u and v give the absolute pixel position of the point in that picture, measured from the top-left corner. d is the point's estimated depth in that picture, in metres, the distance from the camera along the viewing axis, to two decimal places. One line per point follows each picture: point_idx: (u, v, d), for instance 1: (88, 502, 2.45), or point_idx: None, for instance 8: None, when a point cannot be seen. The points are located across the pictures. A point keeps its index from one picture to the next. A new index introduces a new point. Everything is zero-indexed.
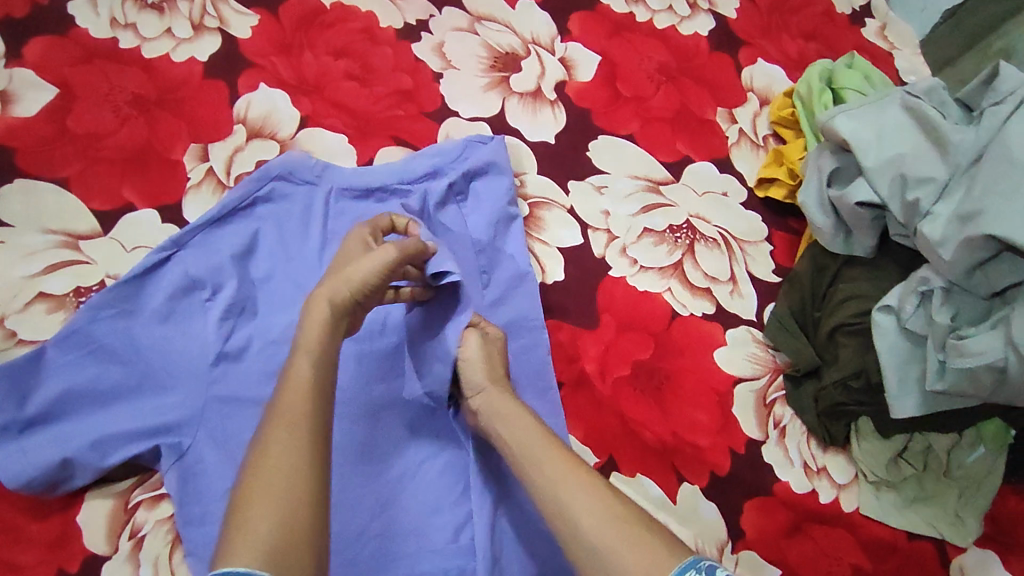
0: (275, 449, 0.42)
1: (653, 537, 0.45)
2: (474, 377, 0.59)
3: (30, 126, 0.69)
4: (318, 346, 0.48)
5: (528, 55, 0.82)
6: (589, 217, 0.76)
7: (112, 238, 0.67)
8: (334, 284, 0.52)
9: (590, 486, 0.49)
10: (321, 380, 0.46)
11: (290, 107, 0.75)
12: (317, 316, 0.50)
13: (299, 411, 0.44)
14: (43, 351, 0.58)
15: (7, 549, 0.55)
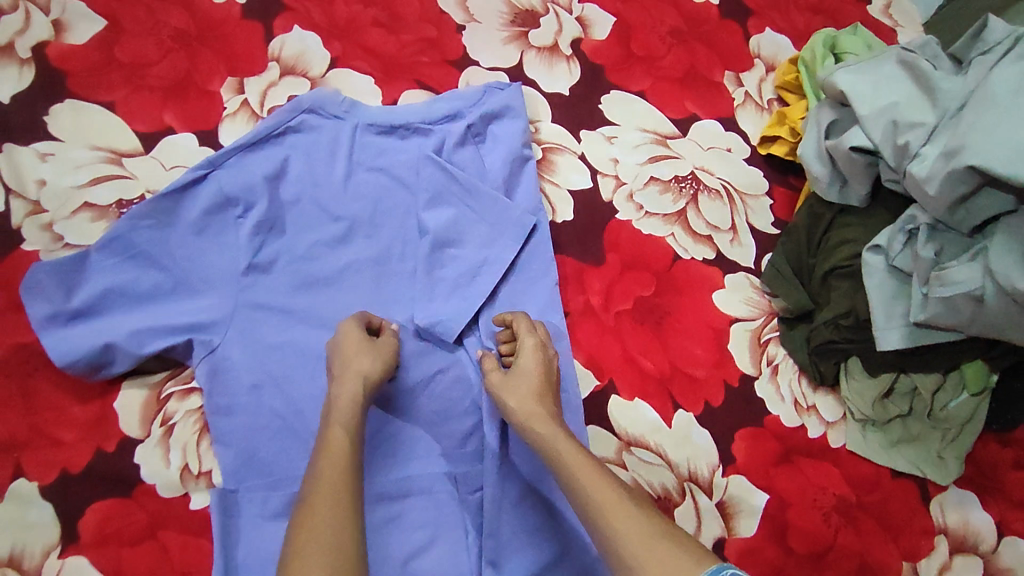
0: (320, 507, 0.47)
1: (670, 543, 0.44)
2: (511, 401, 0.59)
3: (79, 53, 0.74)
4: (351, 420, 0.55)
5: (547, 13, 0.86)
6: (599, 163, 0.80)
7: (153, 157, 0.71)
8: (358, 364, 0.59)
9: (605, 490, 0.48)
10: (353, 445, 0.52)
11: (321, 49, 0.79)
12: (349, 389, 0.57)
13: (338, 473, 0.49)
14: (87, 254, 0.63)
15: (51, 427, 0.60)
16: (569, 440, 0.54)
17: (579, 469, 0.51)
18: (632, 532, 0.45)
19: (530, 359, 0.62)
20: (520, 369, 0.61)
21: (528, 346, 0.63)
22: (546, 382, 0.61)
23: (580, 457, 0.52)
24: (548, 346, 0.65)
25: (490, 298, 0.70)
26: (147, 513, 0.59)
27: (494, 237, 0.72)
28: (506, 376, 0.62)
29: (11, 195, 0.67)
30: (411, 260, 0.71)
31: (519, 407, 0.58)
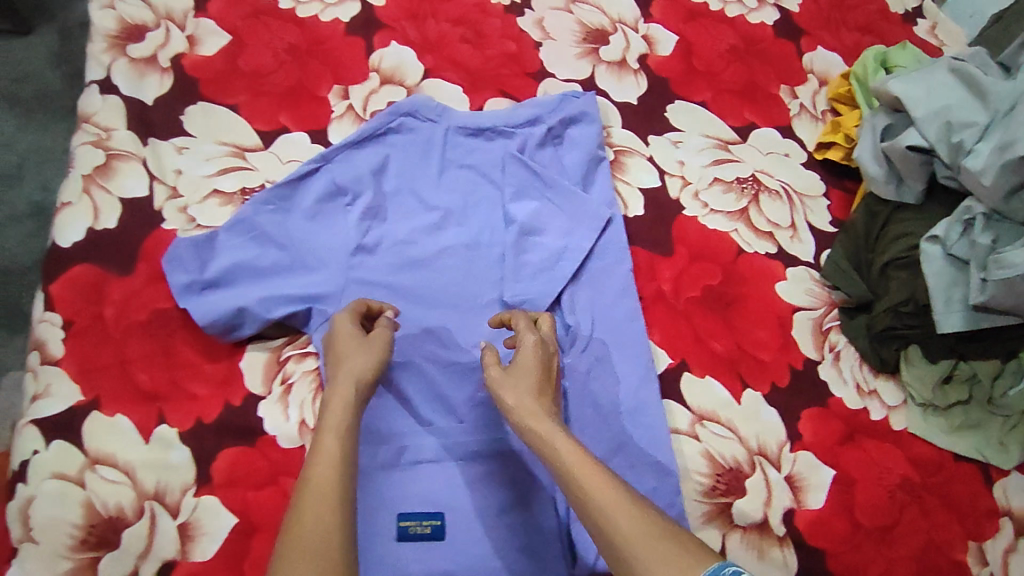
0: (308, 519, 0.44)
1: (673, 545, 0.43)
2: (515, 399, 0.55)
3: (210, 63, 0.85)
4: (343, 423, 0.51)
5: (615, 32, 0.95)
6: (666, 165, 0.87)
7: (271, 152, 0.81)
8: (352, 365, 0.56)
9: (606, 489, 0.47)
10: (346, 453, 0.49)
11: (416, 61, 0.89)
12: (343, 392, 0.53)
13: (330, 480, 0.46)
14: (217, 234, 0.72)
15: (187, 381, 0.69)
16: (568, 437, 0.51)
17: (579, 468, 0.48)
18: (637, 534, 0.44)
19: (530, 354, 0.59)
20: (521, 364, 0.58)
21: (529, 342, 0.60)
22: (547, 379, 0.58)
23: (584, 458, 0.49)
24: (547, 342, 0.61)
25: (570, 281, 0.77)
26: (270, 461, 0.67)
27: (573, 227, 0.79)
28: (507, 373, 0.57)
29: (154, 181, 0.77)
30: (497, 246, 0.78)
31: (517, 403, 0.54)
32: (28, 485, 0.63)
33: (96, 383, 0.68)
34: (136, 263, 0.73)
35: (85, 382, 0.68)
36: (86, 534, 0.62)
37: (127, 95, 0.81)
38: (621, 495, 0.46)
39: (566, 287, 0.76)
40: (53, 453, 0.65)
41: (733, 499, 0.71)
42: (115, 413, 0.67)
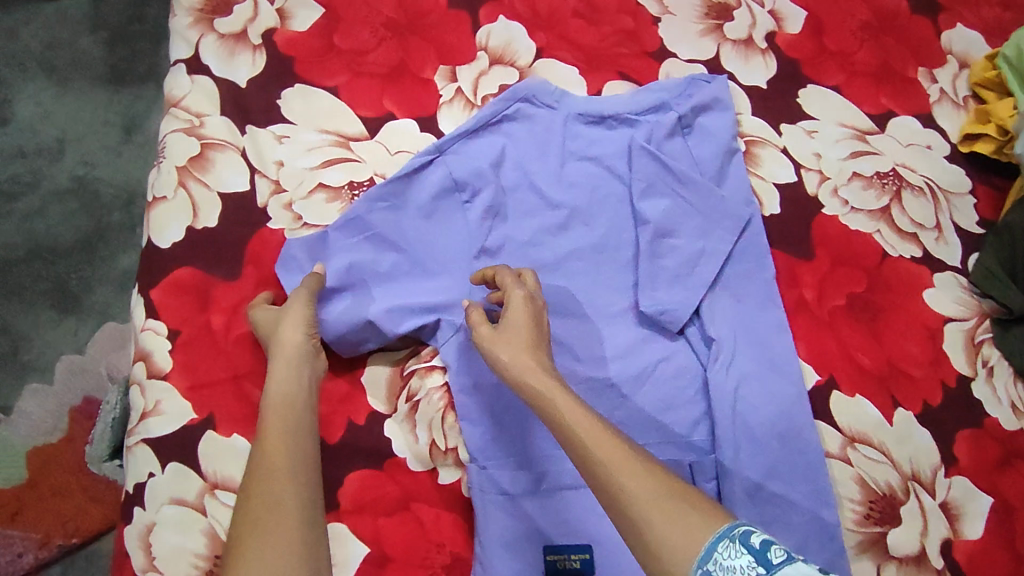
0: (260, 500, 0.46)
1: (680, 502, 0.42)
2: (503, 351, 0.52)
3: (305, 40, 0.77)
4: (285, 397, 0.53)
5: (739, 6, 0.86)
6: (802, 157, 0.79)
7: (378, 141, 0.74)
8: (284, 336, 0.57)
9: (613, 449, 0.44)
10: (293, 424, 0.51)
11: (526, 39, 0.81)
12: (282, 365, 0.55)
13: (277, 455, 0.49)
14: (328, 234, 0.67)
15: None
16: (568, 394, 0.49)
17: (575, 421, 0.46)
18: (637, 486, 0.42)
19: (521, 311, 0.55)
20: (511, 324, 0.54)
21: (516, 298, 0.57)
22: (538, 331, 0.55)
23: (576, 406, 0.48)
24: (538, 295, 0.58)
25: (709, 289, 0.71)
26: (399, 486, 0.62)
27: (704, 227, 0.72)
28: (496, 330, 0.54)
29: (256, 174, 0.70)
30: (627, 247, 0.72)
31: (510, 362, 0.52)
32: (146, 511, 0.60)
33: (208, 399, 0.63)
34: (243, 267, 0.67)
35: (197, 398, 0.63)
36: (211, 564, 0.59)
37: (218, 77, 0.74)
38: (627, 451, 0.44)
39: (702, 298, 0.70)
40: (169, 476, 0.60)
41: (888, 528, 0.65)
42: (232, 434, 0.62)
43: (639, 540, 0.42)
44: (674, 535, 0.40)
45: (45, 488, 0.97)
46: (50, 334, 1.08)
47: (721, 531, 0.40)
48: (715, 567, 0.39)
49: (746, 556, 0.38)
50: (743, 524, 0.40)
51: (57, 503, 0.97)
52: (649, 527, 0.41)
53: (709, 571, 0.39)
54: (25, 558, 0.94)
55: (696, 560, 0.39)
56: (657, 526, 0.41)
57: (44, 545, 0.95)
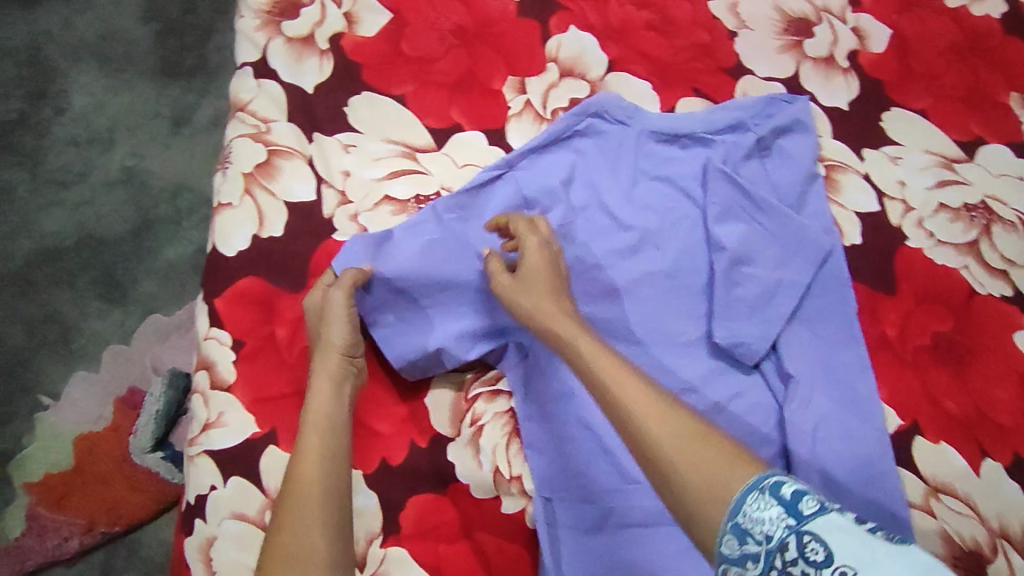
0: (288, 530, 0.48)
1: (708, 447, 0.42)
2: (524, 298, 0.58)
3: (372, 45, 0.75)
4: (324, 419, 0.55)
5: (821, 22, 0.82)
6: (885, 186, 0.75)
7: (445, 153, 0.72)
8: (323, 351, 0.58)
9: (638, 393, 0.46)
10: (328, 449, 0.53)
11: (599, 51, 0.78)
12: (321, 384, 0.56)
13: (311, 482, 0.51)
14: (391, 235, 0.64)
15: (370, 418, 0.62)
16: (588, 335, 0.53)
17: (603, 366, 0.49)
18: (665, 433, 0.43)
19: (541, 264, 0.60)
20: (530, 273, 0.59)
21: (531, 246, 0.61)
22: (554, 275, 0.60)
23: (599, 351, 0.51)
24: (551, 241, 0.63)
25: (787, 321, 0.68)
26: (461, 514, 0.60)
27: (781, 256, 0.69)
28: (515, 279, 0.60)
29: (323, 183, 0.69)
30: (701, 274, 0.69)
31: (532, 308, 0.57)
32: (207, 525, 0.59)
33: (271, 414, 0.62)
34: (309, 279, 0.66)
35: (259, 413, 0.62)
36: None
37: (286, 82, 0.72)
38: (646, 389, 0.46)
39: (778, 330, 0.67)
40: (231, 490, 0.59)
41: None
42: None
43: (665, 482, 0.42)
44: (704, 482, 0.41)
45: (91, 474, 0.95)
46: (98, 324, 1.07)
47: (751, 483, 0.39)
48: (746, 520, 0.38)
49: (776, 507, 0.38)
50: (774, 474, 0.40)
51: (102, 491, 0.94)
52: (679, 476, 0.41)
53: (740, 524, 0.39)
54: (70, 544, 0.93)
55: (727, 513, 0.39)
56: (679, 471, 0.42)
57: (89, 531, 0.93)
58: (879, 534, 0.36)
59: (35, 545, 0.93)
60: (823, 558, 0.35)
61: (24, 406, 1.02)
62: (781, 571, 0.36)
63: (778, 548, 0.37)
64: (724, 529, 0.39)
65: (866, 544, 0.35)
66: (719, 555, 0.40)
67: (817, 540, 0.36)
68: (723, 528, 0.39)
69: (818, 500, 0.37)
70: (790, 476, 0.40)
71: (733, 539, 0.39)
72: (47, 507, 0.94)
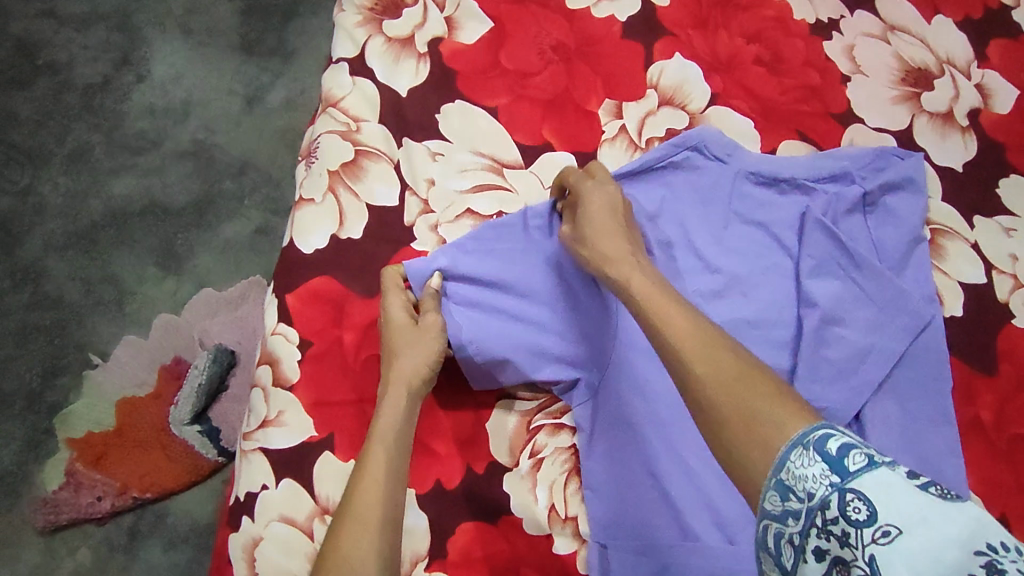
0: (345, 547, 0.47)
1: (749, 389, 0.41)
2: (593, 241, 0.56)
3: (471, 53, 0.73)
4: (393, 434, 0.53)
5: (941, 75, 0.77)
6: (995, 257, 0.70)
7: (533, 172, 0.70)
8: (405, 366, 0.56)
9: (686, 331, 0.46)
10: (393, 466, 0.52)
11: (701, 82, 0.75)
12: (397, 400, 0.55)
13: (372, 499, 0.49)
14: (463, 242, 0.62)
15: (429, 437, 0.60)
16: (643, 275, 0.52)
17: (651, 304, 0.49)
18: (710, 371, 0.43)
19: (603, 210, 0.57)
20: (591, 224, 0.57)
21: (590, 195, 0.59)
22: (619, 219, 0.57)
23: (650, 290, 0.50)
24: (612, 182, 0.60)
25: (875, 389, 0.63)
26: (511, 547, 0.58)
27: (875, 318, 0.65)
28: (577, 232, 0.58)
29: (406, 190, 0.68)
30: (786, 326, 0.65)
31: (593, 253, 0.55)
32: (255, 524, 0.58)
33: (330, 419, 0.61)
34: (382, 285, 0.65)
35: (319, 417, 0.61)
36: None
37: (381, 82, 0.71)
38: (694, 324, 0.46)
39: (864, 397, 0.62)
40: (283, 492, 0.59)
41: None
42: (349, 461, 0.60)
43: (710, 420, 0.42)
44: (742, 421, 0.40)
45: (128, 437, 0.96)
46: (154, 292, 1.08)
47: (795, 438, 0.38)
48: (789, 477, 0.37)
49: (820, 464, 0.36)
50: (823, 427, 0.38)
51: (136, 455, 0.95)
52: (716, 402, 0.42)
53: (784, 481, 0.37)
54: (103, 504, 0.94)
55: (771, 467, 0.38)
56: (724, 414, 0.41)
57: (122, 493, 0.94)
58: (931, 490, 0.34)
59: (70, 500, 0.94)
60: (865, 517, 0.34)
61: (76, 362, 1.04)
62: (820, 530, 0.35)
63: (819, 506, 0.35)
64: (767, 485, 0.38)
65: (913, 501, 0.33)
66: (762, 511, 0.38)
67: (861, 498, 0.34)
68: (766, 483, 0.38)
69: (867, 455, 0.35)
70: (841, 431, 0.38)
71: (776, 495, 0.37)
72: (84, 464, 0.95)
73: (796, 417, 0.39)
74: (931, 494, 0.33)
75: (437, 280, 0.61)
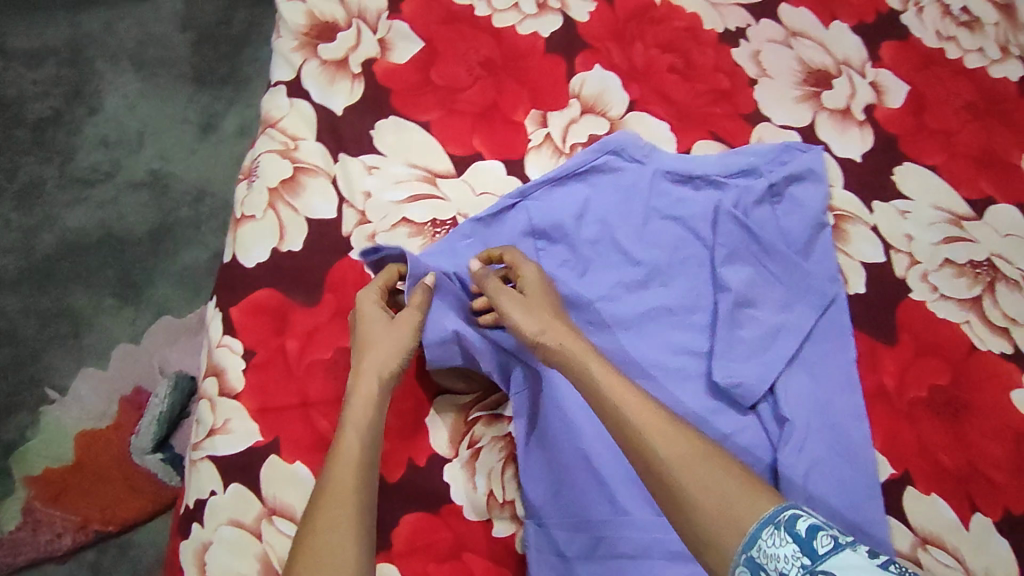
0: (323, 530, 0.48)
1: (711, 468, 0.45)
2: (537, 319, 0.58)
3: (403, 72, 0.78)
4: (366, 421, 0.55)
5: (839, 75, 0.84)
6: (892, 238, 0.77)
7: (464, 181, 0.74)
8: (380, 356, 0.58)
9: (647, 415, 0.49)
10: (365, 454, 0.53)
11: (620, 90, 0.80)
12: (367, 389, 0.57)
13: (347, 484, 0.50)
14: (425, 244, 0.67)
15: None
16: (599, 361, 0.54)
17: (608, 386, 0.51)
18: (673, 450, 0.46)
19: (540, 284, 0.63)
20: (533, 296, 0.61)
21: (528, 273, 0.63)
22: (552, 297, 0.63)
23: (609, 375, 0.52)
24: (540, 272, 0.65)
25: (787, 363, 0.69)
26: (453, 533, 0.61)
27: (781, 300, 0.71)
28: (519, 299, 0.60)
29: (343, 203, 0.72)
30: (703, 312, 0.71)
31: (541, 332, 0.57)
32: (204, 529, 0.60)
33: (276, 422, 0.64)
34: (323, 294, 0.68)
35: (264, 422, 0.63)
36: None
37: (317, 103, 0.75)
38: (647, 404, 0.50)
39: (776, 372, 0.68)
40: (231, 495, 0.61)
41: None
42: (295, 460, 0.63)
43: (676, 502, 0.45)
44: (708, 500, 0.44)
45: (89, 471, 0.97)
46: (112, 321, 1.10)
47: (767, 518, 0.42)
48: (761, 554, 0.41)
49: (791, 545, 0.40)
50: (790, 508, 0.42)
51: (97, 489, 0.96)
52: (682, 483, 0.45)
53: (755, 558, 0.41)
54: (63, 540, 0.94)
55: (741, 544, 0.42)
56: (691, 491, 0.44)
57: (82, 528, 0.94)
58: (891, 569, 0.37)
59: (29, 539, 0.94)
60: None
61: (32, 398, 1.04)
62: None
63: None
64: (738, 560, 0.42)
65: None
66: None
67: None
68: (737, 559, 0.42)
69: (833, 537, 0.39)
70: (807, 512, 0.42)
71: (747, 570, 0.41)
72: (43, 501, 0.95)
73: (761, 498, 0.44)
74: (891, 572, 0.37)
75: (430, 279, 0.63)
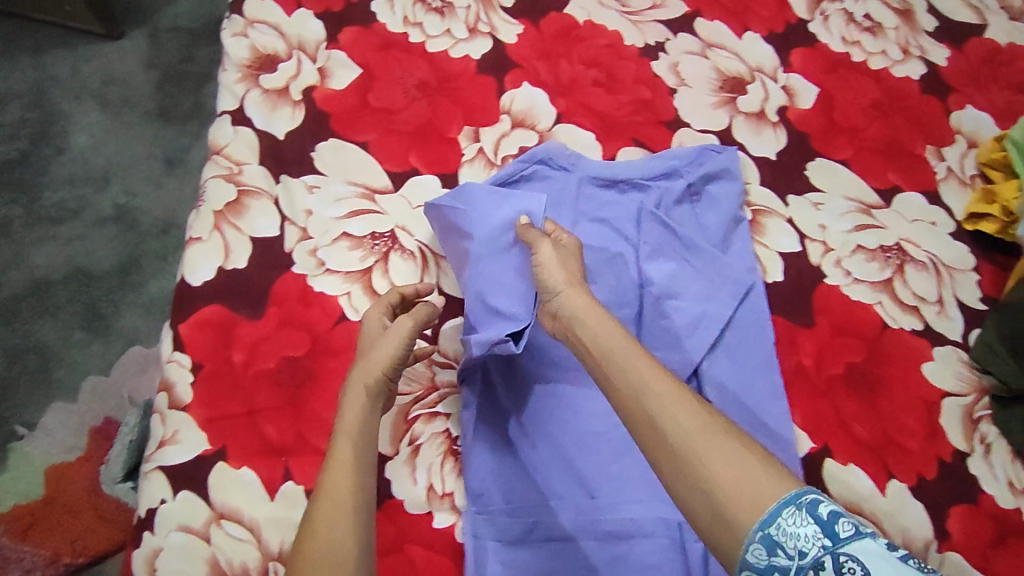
0: (323, 530, 0.51)
1: (734, 442, 0.47)
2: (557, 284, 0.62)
3: (341, 97, 0.83)
4: (354, 428, 0.58)
5: (753, 81, 0.90)
6: (806, 228, 0.82)
7: (402, 196, 0.79)
8: (365, 367, 0.61)
9: (674, 391, 0.50)
10: (358, 457, 0.56)
11: (548, 104, 0.86)
12: (356, 399, 0.59)
13: (344, 486, 0.53)
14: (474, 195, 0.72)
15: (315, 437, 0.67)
16: (623, 334, 0.56)
17: (631, 361, 0.53)
18: (686, 417, 0.48)
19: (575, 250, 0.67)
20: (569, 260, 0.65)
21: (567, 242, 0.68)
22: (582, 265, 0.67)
23: (634, 349, 0.54)
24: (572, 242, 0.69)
25: (710, 349, 0.73)
26: (396, 526, 0.64)
27: (702, 290, 0.76)
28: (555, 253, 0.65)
29: (286, 221, 0.76)
30: (630, 306, 0.75)
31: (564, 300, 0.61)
32: (155, 536, 0.63)
33: (223, 431, 0.67)
34: (268, 307, 0.72)
35: (212, 431, 0.66)
36: None
37: (260, 129, 0.80)
38: (668, 379, 0.51)
39: (699, 357, 0.72)
40: (180, 503, 0.64)
41: None
42: (241, 466, 0.66)
43: (703, 472, 0.46)
44: (728, 476, 0.45)
45: (59, 505, 0.98)
46: (79, 355, 1.11)
47: (788, 498, 0.43)
48: (779, 532, 0.42)
49: (813, 525, 0.42)
50: (810, 492, 0.44)
51: (67, 523, 0.97)
52: (701, 457, 0.46)
53: (773, 536, 0.42)
54: None
55: (760, 522, 0.43)
56: (715, 465, 0.45)
57: (52, 563, 0.95)
58: (909, 561, 0.41)
59: None
60: None
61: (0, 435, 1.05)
62: None
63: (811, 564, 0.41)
64: (753, 537, 0.43)
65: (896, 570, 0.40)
66: (744, 560, 0.43)
67: (852, 560, 0.41)
68: (752, 537, 0.43)
69: (854, 524, 0.42)
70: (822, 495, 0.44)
71: (763, 549, 0.42)
72: (12, 538, 0.96)
73: (781, 479, 0.45)
74: (911, 564, 0.40)
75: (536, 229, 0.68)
